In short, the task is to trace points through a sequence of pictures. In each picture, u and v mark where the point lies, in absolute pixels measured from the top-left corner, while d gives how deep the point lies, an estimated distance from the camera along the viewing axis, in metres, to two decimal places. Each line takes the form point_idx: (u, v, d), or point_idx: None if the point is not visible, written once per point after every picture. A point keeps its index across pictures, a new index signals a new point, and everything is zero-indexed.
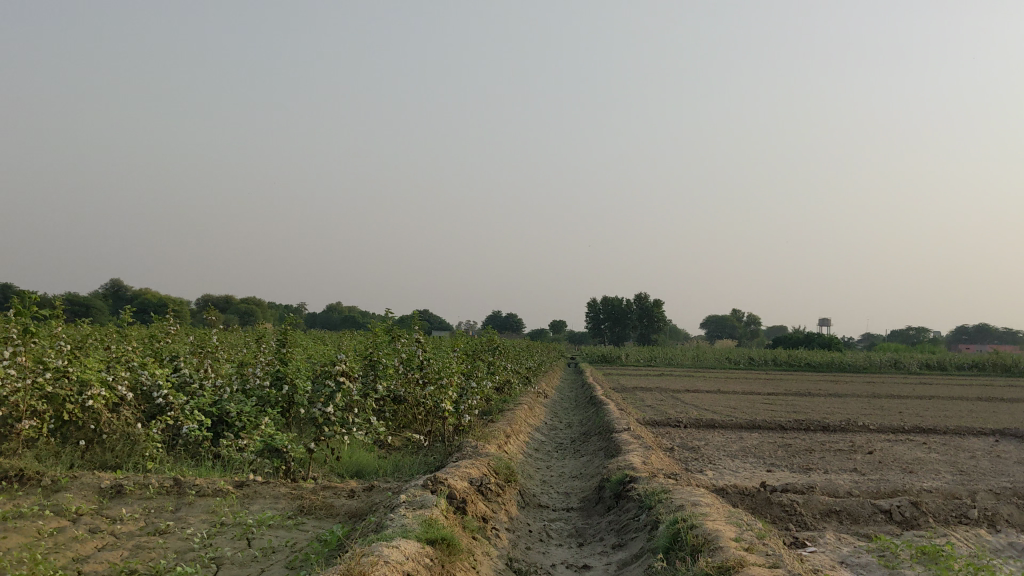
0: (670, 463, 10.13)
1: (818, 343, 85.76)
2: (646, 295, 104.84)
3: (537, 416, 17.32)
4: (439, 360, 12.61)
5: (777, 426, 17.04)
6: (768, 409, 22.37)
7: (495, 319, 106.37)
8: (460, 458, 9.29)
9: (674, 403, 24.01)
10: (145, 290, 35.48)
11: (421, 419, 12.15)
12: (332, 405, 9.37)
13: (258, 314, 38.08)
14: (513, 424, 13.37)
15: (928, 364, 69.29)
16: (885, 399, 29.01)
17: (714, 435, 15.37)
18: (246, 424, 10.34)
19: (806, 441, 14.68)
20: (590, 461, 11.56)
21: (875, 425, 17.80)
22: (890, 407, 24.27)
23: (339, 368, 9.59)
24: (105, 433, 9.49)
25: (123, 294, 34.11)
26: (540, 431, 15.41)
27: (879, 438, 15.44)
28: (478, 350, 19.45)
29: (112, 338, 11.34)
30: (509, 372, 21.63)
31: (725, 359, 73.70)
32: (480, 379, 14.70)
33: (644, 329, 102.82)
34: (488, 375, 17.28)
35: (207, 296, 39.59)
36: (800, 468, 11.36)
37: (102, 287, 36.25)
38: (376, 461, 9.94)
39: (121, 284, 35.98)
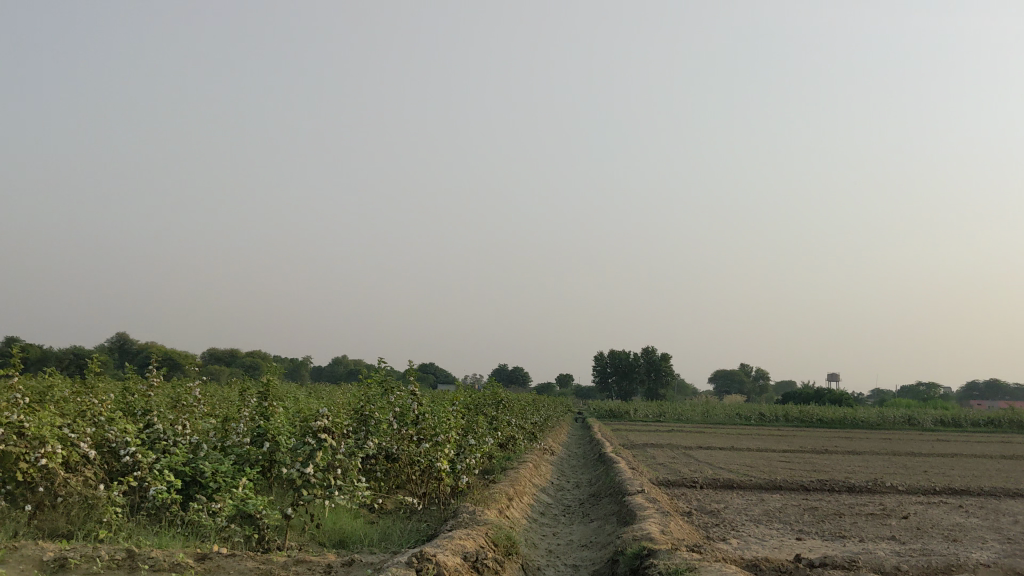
0: (690, 533, 9.12)
1: (829, 398, 84.40)
2: (654, 349, 103.76)
3: (542, 475, 16.26)
4: (436, 415, 11.64)
5: (799, 486, 15.96)
6: (787, 468, 21.24)
7: (502, 373, 105.33)
8: (455, 527, 8.28)
9: (687, 461, 22.92)
10: (149, 344, 34.72)
11: (415, 480, 11.16)
12: (313, 466, 8.37)
13: (263, 368, 37.25)
14: (517, 486, 12.35)
15: (943, 421, 67.87)
16: (907, 457, 27.86)
17: (733, 497, 14.31)
18: (221, 486, 9.39)
19: (833, 503, 13.63)
20: (601, 528, 10.52)
21: (903, 485, 16.71)
22: (915, 466, 23.09)
23: (320, 424, 8.60)
24: (61, 496, 8.51)
25: (128, 347, 33.39)
26: (545, 492, 14.38)
27: (911, 501, 14.35)
28: (481, 406, 18.47)
29: (80, 391, 10.42)
30: (515, 428, 20.60)
31: (736, 415, 72.27)
32: (481, 435, 13.71)
33: (653, 384, 101.56)
34: (490, 432, 16.26)
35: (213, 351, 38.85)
36: (833, 536, 10.31)
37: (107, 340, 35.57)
38: (362, 529, 8.98)
39: (125, 337, 35.28)
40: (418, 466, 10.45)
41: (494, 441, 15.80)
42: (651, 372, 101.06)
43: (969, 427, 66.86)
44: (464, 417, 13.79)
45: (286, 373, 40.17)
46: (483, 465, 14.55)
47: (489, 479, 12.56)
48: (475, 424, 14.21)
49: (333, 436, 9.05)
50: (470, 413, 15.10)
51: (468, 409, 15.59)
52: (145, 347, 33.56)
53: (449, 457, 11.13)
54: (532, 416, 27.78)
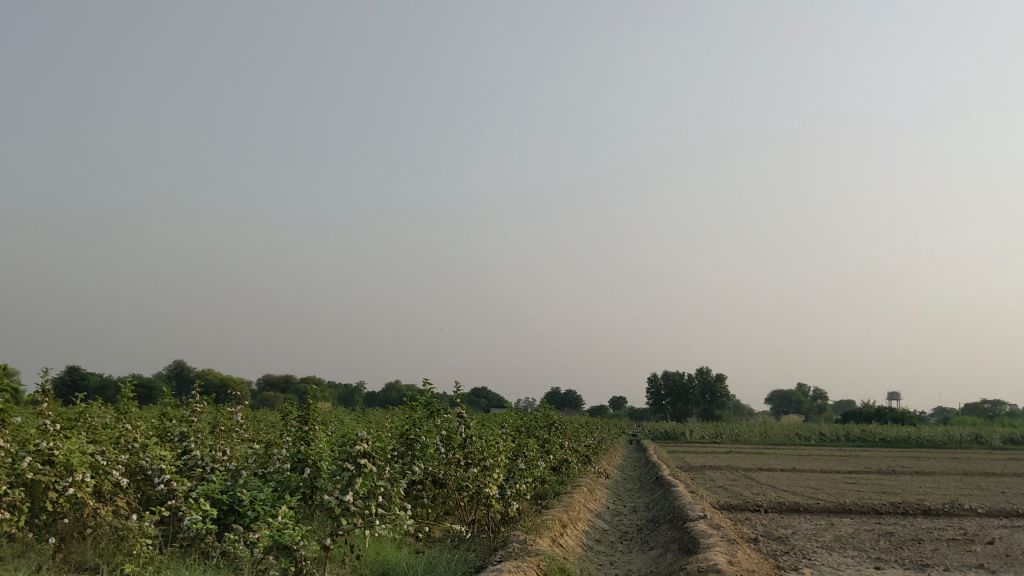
0: (760, 563, 8.45)
1: (890, 417, 82.25)
2: (709, 369, 102.23)
3: (597, 499, 15.57)
4: (485, 437, 11.06)
5: (870, 510, 15.07)
6: (854, 489, 20.32)
7: (554, 397, 104.52)
8: (504, 557, 7.67)
9: (747, 484, 22.06)
10: (202, 372, 34.74)
11: (463, 507, 10.60)
12: (354, 493, 7.79)
13: (318, 395, 37.01)
14: (571, 512, 11.70)
15: (1012, 438, 65.60)
16: (978, 478, 26.70)
17: (801, 521, 13.53)
18: (260, 515, 8.92)
19: (909, 528, 12.79)
20: (662, 557, 9.86)
21: (983, 507, 15.74)
22: (990, 486, 21.95)
23: (360, 448, 8.00)
24: (91, 527, 8.10)
25: (184, 376, 33.48)
26: (601, 518, 13.73)
27: (994, 524, 13.44)
28: (532, 428, 17.89)
29: (115, 418, 10.05)
30: (567, 451, 19.97)
31: (795, 436, 70.65)
32: (533, 459, 13.08)
33: (708, 405, 99.89)
34: (542, 455, 15.62)
35: (266, 379, 38.82)
36: (916, 565, 9.53)
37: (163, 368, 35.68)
38: (407, 560, 8.43)
39: (181, 366, 35.39)
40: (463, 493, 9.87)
41: (547, 464, 15.20)
42: (706, 392, 99.50)
43: None
44: (515, 440, 13.17)
45: (339, 399, 40.03)
46: (535, 489, 13.92)
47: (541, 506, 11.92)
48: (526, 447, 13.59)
49: (375, 461, 8.52)
50: (521, 436, 14.49)
51: (518, 431, 14.99)
52: (199, 375, 33.64)
53: (499, 483, 10.53)
54: (586, 439, 27.11)
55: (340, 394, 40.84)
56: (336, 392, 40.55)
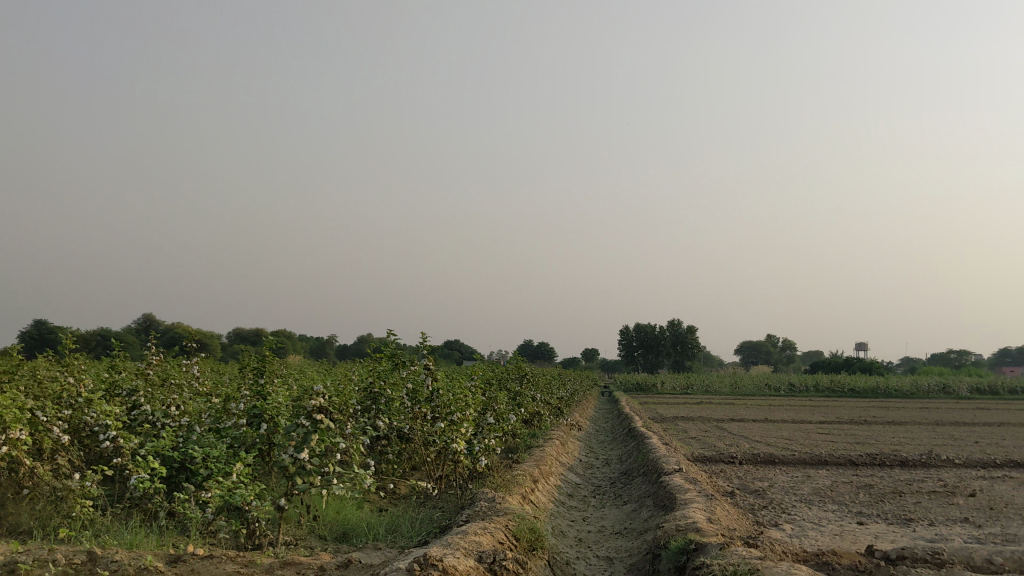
0: (740, 520, 8.04)
1: (858, 367, 82.94)
2: (680, 321, 102.49)
3: (569, 452, 15.17)
4: (453, 390, 10.55)
5: (847, 462, 14.79)
6: (828, 441, 20.11)
7: (526, 349, 104.46)
8: (471, 517, 7.18)
9: (720, 435, 21.82)
10: (169, 324, 33.97)
11: (430, 463, 10.12)
12: (309, 452, 7.25)
13: (290, 348, 36.38)
14: (544, 467, 11.25)
15: (978, 388, 66.32)
16: (949, 427, 26.68)
17: (777, 474, 13.20)
18: (212, 474, 8.40)
19: (888, 481, 12.48)
20: (637, 514, 9.44)
21: (960, 458, 15.51)
22: (963, 437, 21.81)
23: (316, 402, 7.42)
24: (28, 489, 7.55)
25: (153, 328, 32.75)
26: (573, 472, 13.35)
27: (973, 477, 13.17)
28: (503, 380, 17.44)
29: (59, 370, 9.44)
30: (539, 403, 19.57)
31: (764, 386, 71.01)
32: (503, 413, 12.64)
33: (679, 356, 100.24)
34: (513, 408, 15.20)
35: (236, 332, 38.10)
36: (899, 519, 9.17)
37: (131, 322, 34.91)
38: (368, 521, 7.96)
39: (149, 319, 34.61)
40: (425, 441, 9.61)
41: (518, 417, 14.77)
42: (677, 344, 99.83)
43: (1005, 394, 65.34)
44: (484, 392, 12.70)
45: (311, 352, 39.46)
46: (504, 443, 13.48)
47: (512, 460, 11.48)
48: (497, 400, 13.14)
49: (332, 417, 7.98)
50: (491, 388, 14.03)
51: (486, 382, 14.54)
52: (168, 328, 32.93)
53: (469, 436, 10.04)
54: (558, 391, 26.78)
55: (311, 347, 40.28)
56: (307, 346, 39.94)
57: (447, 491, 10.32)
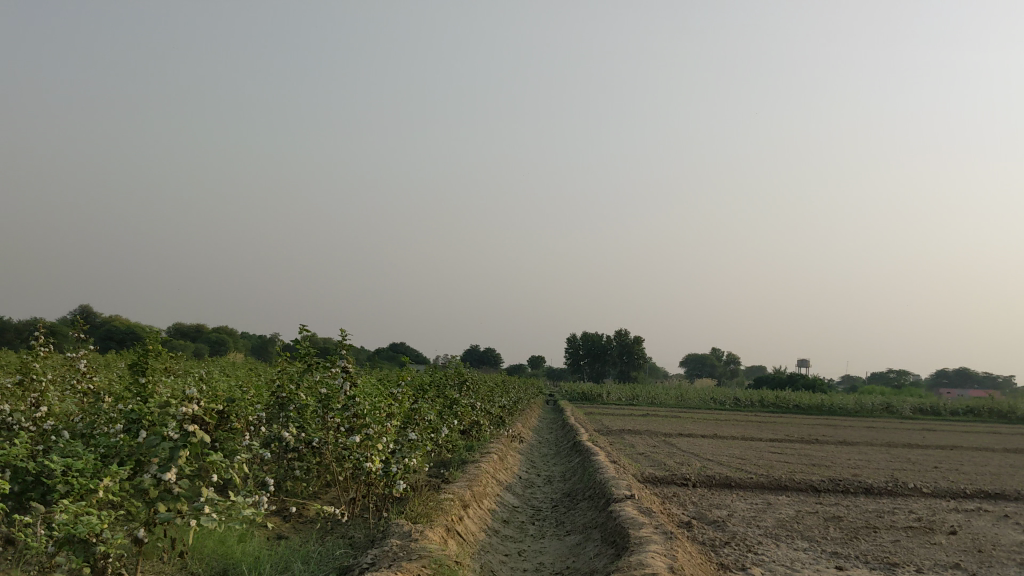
0: (706, 566, 6.75)
1: (801, 384, 82.91)
2: (627, 331, 101.83)
3: (508, 469, 13.79)
4: (374, 395, 9.14)
5: (808, 488, 13.64)
6: (783, 462, 19.00)
7: (472, 353, 103.10)
8: (378, 560, 5.78)
9: (669, 452, 20.61)
10: (108, 316, 32.00)
11: (342, 482, 8.71)
12: (176, 470, 5.76)
13: (231, 345, 34.49)
14: (478, 490, 9.84)
15: (921, 408, 66.30)
16: (902, 449, 25.80)
17: (736, 501, 11.97)
18: (70, 493, 6.91)
19: (857, 513, 11.32)
20: (580, 549, 8.12)
21: (926, 486, 14.45)
22: (920, 460, 20.87)
23: (188, 410, 5.94)
24: None
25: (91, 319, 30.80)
26: (510, 491, 12.00)
27: (947, 508, 12.06)
28: (440, 387, 16.07)
29: None
30: (478, 413, 18.21)
31: (710, 400, 70.42)
32: (435, 425, 11.23)
33: (624, 366, 99.65)
34: (447, 419, 13.82)
35: (177, 326, 36.21)
36: (882, 563, 7.96)
37: (70, 311, 32.88)
38: (251, 559, 6.50)
39: (88, 309, 32.61)
40: (329, 456, 8.36)
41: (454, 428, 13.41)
42: (623, 354, 99.15)
43: (946, 415, 65.45)
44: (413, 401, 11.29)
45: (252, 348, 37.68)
46: (434, 456, 12.08)
47: (441, 481, 10.06)
48: (427, 408, 11.75)
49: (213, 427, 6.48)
50: (421, 395, 12.64)
51: (415, 389, 13.10)
52: (105, 320, 31.15)
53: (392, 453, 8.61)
54: (502, 399, 25.50)
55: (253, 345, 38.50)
56: (250, 343, 38.12)
57: (360, 515, 8.89)
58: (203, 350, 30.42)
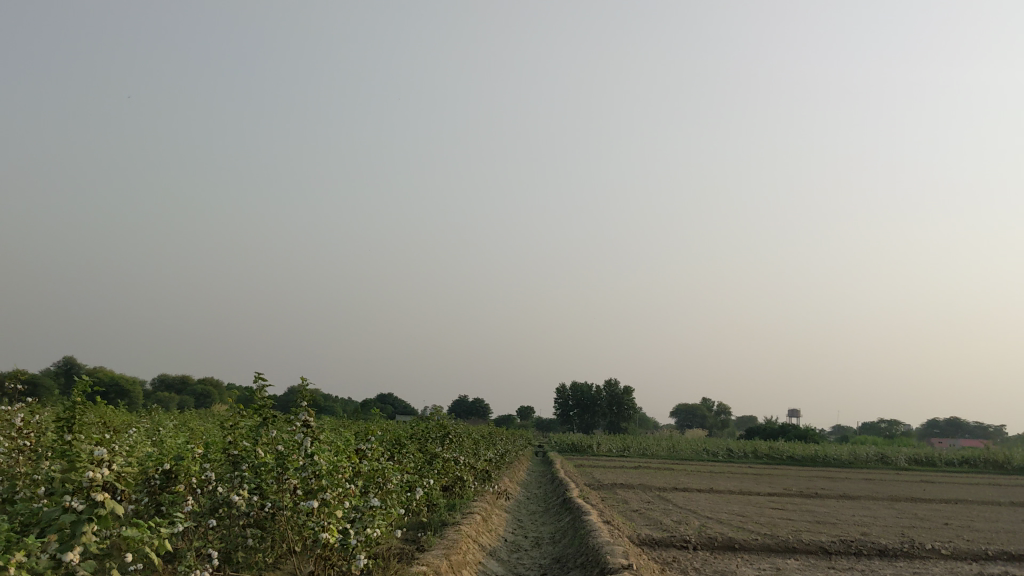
0: None
1: (793, 435, 81.80)
2: (617, 381, 100.77)
3: (491, 531, 12.68)
4: (335, 450, 8.12)
5: (817, 550, 12.59)
6: (786, 519, 17.89)
7: (461, 405, 101.77)
8: None
9: (664, 508, 19.50)
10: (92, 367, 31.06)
11: (298, 552, 7.68)
12: (74, 551, 4.75)
13: (216, 397, 33.39)
14: (454, 557, 8.74)
15: (916, 459, 65.24)
16: (906, 504, 24.75)
17: (742, 568, 10.92)
18: None
19: None
20: None
21: (942, 546, 13.41)
22: (928, 517, 19.79)
23: (92, 476, 4.96)
24: None
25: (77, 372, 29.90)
26: (492, 556, 10.92)
27: (971, 573, 11.01)
28: (417, 443, 15.08)
29: None
30: (461, 466, 17.18)
31: (701, 451, 69.21)
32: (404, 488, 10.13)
33: (615, 417, 98.44)
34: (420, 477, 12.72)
35: (163, 378, 35.20)
36: None
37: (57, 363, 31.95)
38: None
39: (75, 361, 31.67)
40: (284, 521, 7.35)
41: (431, 487, 12.36)
42: (613, 405, 98.01)
43: (943, 466, 64.35)
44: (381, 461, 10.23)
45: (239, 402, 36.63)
46: (407, 519, 11.00)
47: (410, 550, 8.95)
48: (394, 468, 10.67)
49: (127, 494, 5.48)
50: (391, 450, 11.63)
51: (387, 445, 12.06)
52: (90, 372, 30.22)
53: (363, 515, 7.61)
54: (489, 452, 24.45)
55: None
56: None
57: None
58: (189, 402, 29.42)
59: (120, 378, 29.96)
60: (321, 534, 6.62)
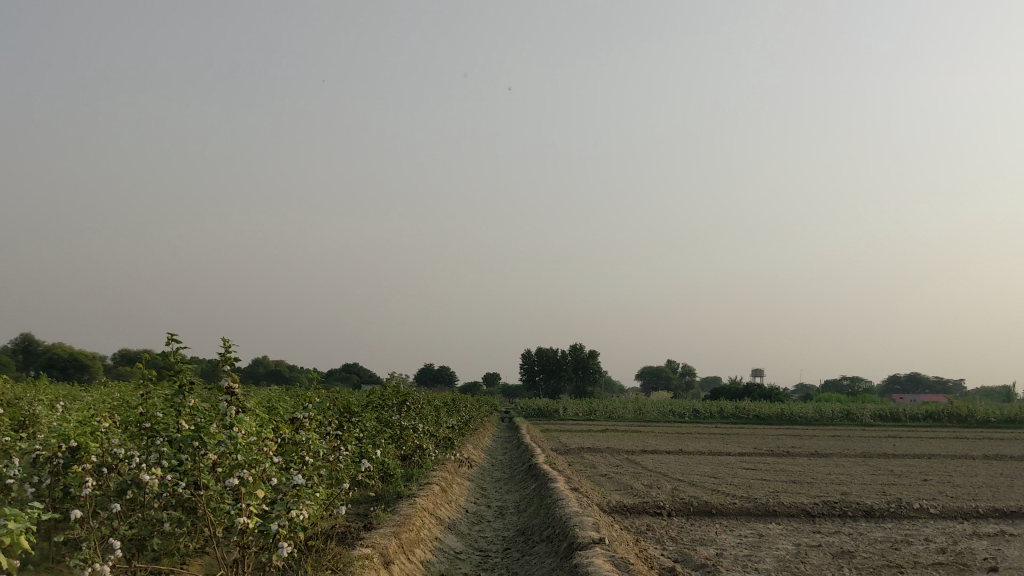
0: None
1: (757, 394, 81.94)
2: (582, 345, 100.32)
3: (451, 503, 11.69)
4: (260, 421, 7.10)
5: (800, 513, 11.83)
6: (761, 480, 17.15)
7: (427, 373, 100.81)
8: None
9: (634, 472, 18.71)
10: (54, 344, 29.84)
11: (218, 538, 6.64)
12: None
13: None
14: (405, 537, 7.71)
15: (881, 415, 65.47)
16: (878, 459, 24.28)
17: (722, 536, 10.11)
18: None
19: (864, 546, 9.48)
20: None
21: (930, 505, 12.72)
22: (908, 472, 19.16)
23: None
24: None
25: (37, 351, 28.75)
26: (452, 532, 9.97)
27: (966, 534, 10.27)
28: (368, 411, 14.03)
29: None
30: (420, 434, 16.20)
31: (668, 413, 68.97)
32: (339, 474, 9.04)
33: (581, 381, 98.12)
34: (366, 451, 11.64)
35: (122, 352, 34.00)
36: None
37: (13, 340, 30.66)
38: None
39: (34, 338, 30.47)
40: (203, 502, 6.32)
41: (380, 459, 11.37)
42: (579, 369, 97.67)
43: (907, 421, 64.63)
44: (319, 436, 9.15)
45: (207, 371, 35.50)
46: (355, 494, 9.99)
47: (352, 532, 7.90)
48: (331, 441, 9.59)
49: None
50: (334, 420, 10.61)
51: (329, 413, 10.94)
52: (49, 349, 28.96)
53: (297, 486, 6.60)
54: (451, 419, 23.48)
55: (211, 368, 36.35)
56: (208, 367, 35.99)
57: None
58: None
59: (79, 352, 28.64)
60: (240, 518, 5.55)
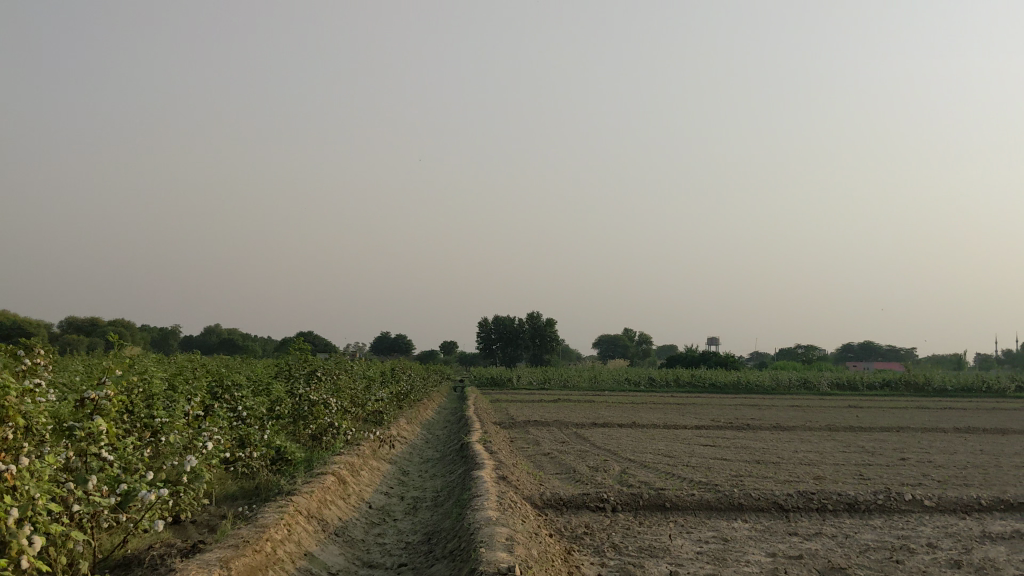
0: None
1: (713, 361, 80.70)
2: (539, 314, 98.53)
3: (347, 498, 9.53)
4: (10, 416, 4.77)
5: (770, 506, 9.86)
6: (721, 461, 15.19)
7: (382, 341, 98.54)
8: None
9: (579, 450, 16.70)
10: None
11: None
12: None
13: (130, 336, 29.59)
14: (239, 563, 5.55)
15: (838, 383, 64.34)
16: (847, 433, 22.48)
17: (678, 541, 8.07)
18: None
19: (852, 554, 7.47)
20: None
21: (922, 494, 10.82)
22: (882, 450, 17.34)
23: None
24: None
25: None
26: (333, 540, 7.82)
27: (976, 537, 8.32)
28: (259, 387, 11.84)
29: None
30: (336, 408, 14.00)
31: (624, 382, 67.45)
32: (131, 459, 6.92)
33: (538, 349, 96.42)
34: (230, 440, 9.47)
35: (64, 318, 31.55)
36: None
37: None
38: None
39: None
40: None
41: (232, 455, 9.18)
42: (536, 337, 95.95)
43: (864, 389, 63.58)
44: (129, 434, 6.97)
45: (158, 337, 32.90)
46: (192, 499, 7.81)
47: (167, 557, 5.76)
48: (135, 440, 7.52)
49: None
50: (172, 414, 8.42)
51: (166, 398, 8.75)
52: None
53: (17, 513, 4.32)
54: (385, 391, 21.36)
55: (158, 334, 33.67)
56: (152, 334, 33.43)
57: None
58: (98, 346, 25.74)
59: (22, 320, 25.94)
60: None
